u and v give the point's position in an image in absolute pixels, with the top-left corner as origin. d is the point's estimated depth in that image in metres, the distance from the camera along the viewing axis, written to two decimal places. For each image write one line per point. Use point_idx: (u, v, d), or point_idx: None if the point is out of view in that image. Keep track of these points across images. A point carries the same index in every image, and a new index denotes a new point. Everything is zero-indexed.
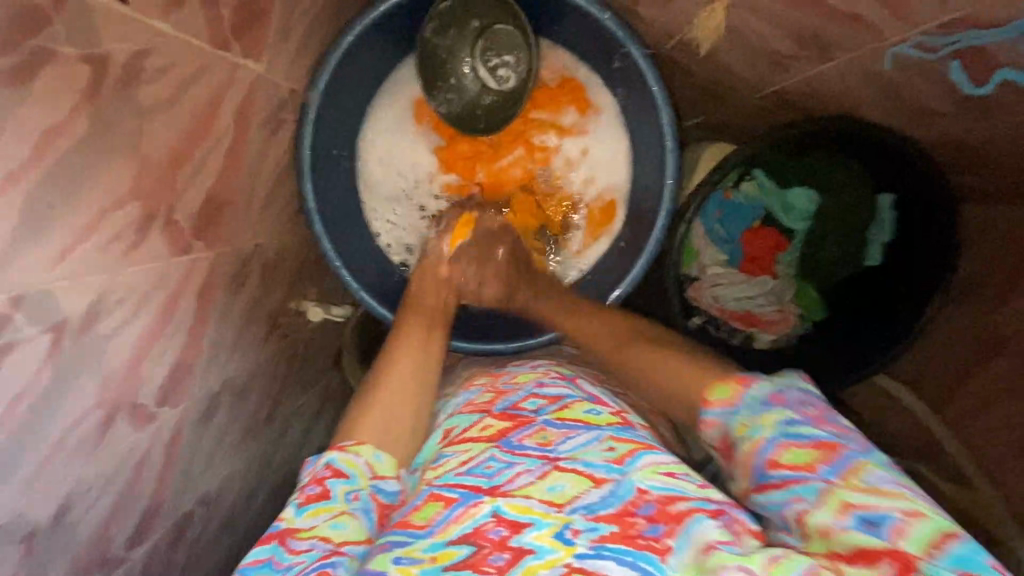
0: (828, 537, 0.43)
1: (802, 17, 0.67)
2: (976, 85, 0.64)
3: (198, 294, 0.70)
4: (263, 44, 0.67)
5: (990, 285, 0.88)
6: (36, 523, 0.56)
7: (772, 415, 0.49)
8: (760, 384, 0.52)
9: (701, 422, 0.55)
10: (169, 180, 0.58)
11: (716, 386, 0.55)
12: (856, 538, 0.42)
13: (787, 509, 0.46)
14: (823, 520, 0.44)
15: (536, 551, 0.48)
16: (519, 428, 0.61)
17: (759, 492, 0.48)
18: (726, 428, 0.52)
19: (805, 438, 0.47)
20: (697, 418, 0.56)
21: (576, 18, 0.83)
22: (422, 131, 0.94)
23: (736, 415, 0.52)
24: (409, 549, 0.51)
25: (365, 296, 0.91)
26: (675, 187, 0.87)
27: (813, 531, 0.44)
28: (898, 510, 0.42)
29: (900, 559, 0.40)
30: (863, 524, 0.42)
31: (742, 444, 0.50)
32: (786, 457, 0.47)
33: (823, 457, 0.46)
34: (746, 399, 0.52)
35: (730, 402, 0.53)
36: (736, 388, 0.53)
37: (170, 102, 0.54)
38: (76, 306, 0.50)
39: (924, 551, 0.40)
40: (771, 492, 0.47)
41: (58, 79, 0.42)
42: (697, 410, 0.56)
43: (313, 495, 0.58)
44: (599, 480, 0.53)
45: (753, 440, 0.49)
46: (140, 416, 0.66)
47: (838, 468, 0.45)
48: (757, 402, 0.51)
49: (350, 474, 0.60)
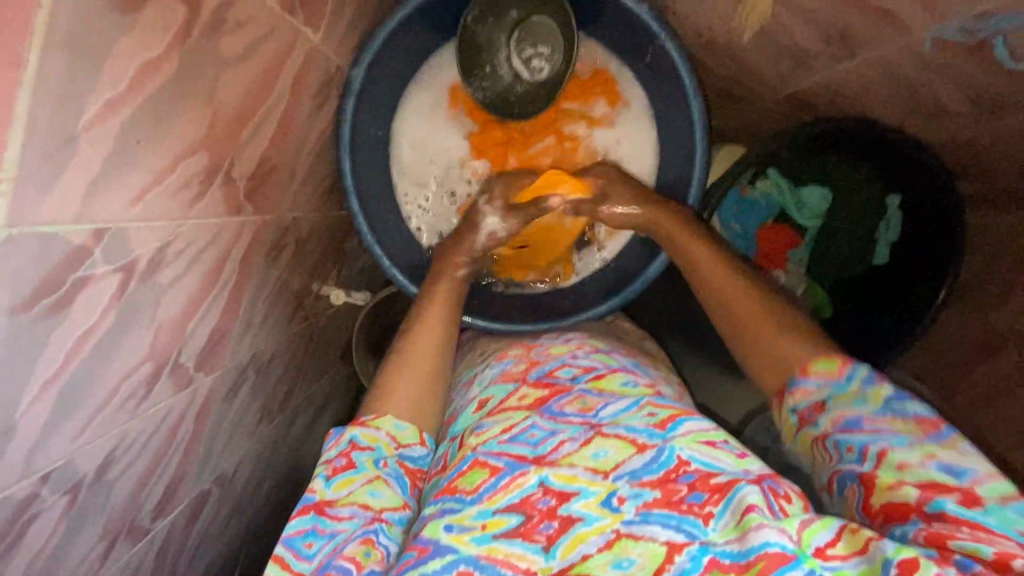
0: (903, 470, 0.46)
1: (833, 14, 0.71)
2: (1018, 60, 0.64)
3: (242, 259, 0.70)
4: (322, 16, 0.69)
5: (993, 281, 0.93)
6: (81, 476, 0.55)
7: (881, 392, 0.53)
8: (866, 367, 0.55)
9: (793, 389, 0.57)
10: (233, 136, 0.59)
11: (819, 359, 0.57)
12: (931, 475, 0.45)
13: (870, 445, 0.49)
14: (904, 457, 0.47)
15: (585, 518, 0.49)
16: (558, 396, 0.62)
17: (844, 434, 0.51)
18: (821, 396, 0.55)
19: (910, 413, 0.51)
20: (784, 386, 0.58)
21: (613, 12, 0.86)
22: (456, 117, 0.97)
23: (841, 386, 0.54)
24: (459, 517, 0.51)
25: (395, 273, 0.93)
26: (703, 174, 0.90)
27: (888, 463, 0.47)
28: (978, 469, 0.45)
29: (967, 493, 0.44)
30: (944, 469, 0.45)
31: (840, 406, 0.53)
32: (887, 422, 0.50)
33: (924, 428, 0.49)
34: (852, 375, 0.54)
35: (832, 375, 0.55)
36: (842, 365, 0.55)
37: (243, 58, 0.55)
38: (145, 250, 0.50)
39: (997, 497, 0.43)
40: (857, 434, 0.50)
41: (159, 16, 0.43)
42: (790, 377, 0.58)
43: (340, 467, 0.58)
44: (642, 446, 0.54)
45: (855, 405, 0.52)
46: (180, 377, 0.65)
47: (935, 437, 0.48)
48: (864, 379, 0.54)
49: (375, 446, 0.61)
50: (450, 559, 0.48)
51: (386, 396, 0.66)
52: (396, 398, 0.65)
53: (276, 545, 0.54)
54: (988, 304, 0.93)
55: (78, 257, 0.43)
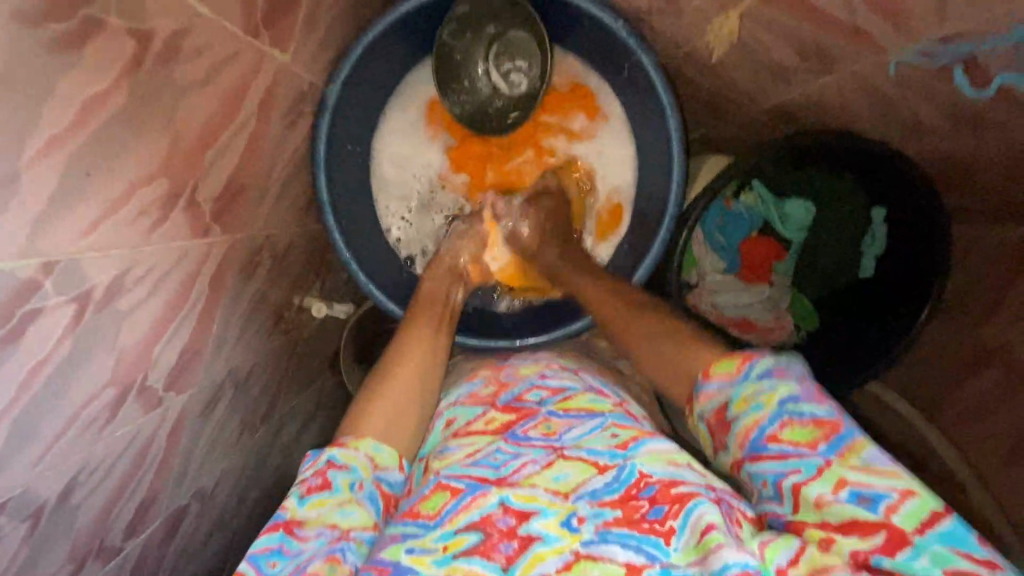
0: (821, 509, 0.44)
1: (806, 31, 0.69)
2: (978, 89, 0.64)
3: (213, 279, 0.69)
4: (291, 36, 0.68)
5: (978, 297, 0.90)
6: (42, 501, 0.55)
7: (776, 394, 0.47)
8: (763, 360, 0.49)
9: (697, 394, 0.52)
10: (196, 161, 0.59)
11: (718, 361, 0.52)
12: (849, 511, 0.42)
13: (782, 480, 0.45)
14: (818, 492, 0.44)
15: (544, 537, 0.48)
16: (524, 420, 0.61)
17: (753, 463, 0.47)
18: (723, 403, 0.50)
19: (806, 416, 0.46)
20: (692, 391, 0.54)
21: (588, 25, 0.85)
22: (434, 132, 0.97)
23: (736, 390, 0.49)
24: (422, 540, 0.50)
25: (373, 289, 0.93)
26: (680, 190, 0.89)
27: (807, 502, 0.44)
28: (892, 488, 0.42)
29: (892, 531, 0.41)
30: (858, 499, 0.42)
31: (741, 421, 0.48)
32: (786, 433, 0.46)
33: (824, 434, 0.45)
34: (748, 374, 0.49)
35: (729, 375, 0.50)
36: (739, 363, 0.50)
37: (202, 84, 0.55)
38: (101, 279, 0.50)
39: (915, 526, 0.41)
40: (766, 463, 0.46)
41: (105, 50, 0.43)
42: (694, 382, 0.53)
43: (315, 486, 0.56)
44: (603, 467, 0.53)
45: (753, 417, 0.47)
46: (149, 399, 0.65)
47: (836, 447, 0.44)
48: (758, 377, 0.49)
49: (351, 466, 0.58)
50: None
51: (376, 396, 0.65)
52: (372, 418, 0.63)
53: (241, 562, 0.51)
54: (970, 321, 0.91)
55: (26, 290, 0.44)
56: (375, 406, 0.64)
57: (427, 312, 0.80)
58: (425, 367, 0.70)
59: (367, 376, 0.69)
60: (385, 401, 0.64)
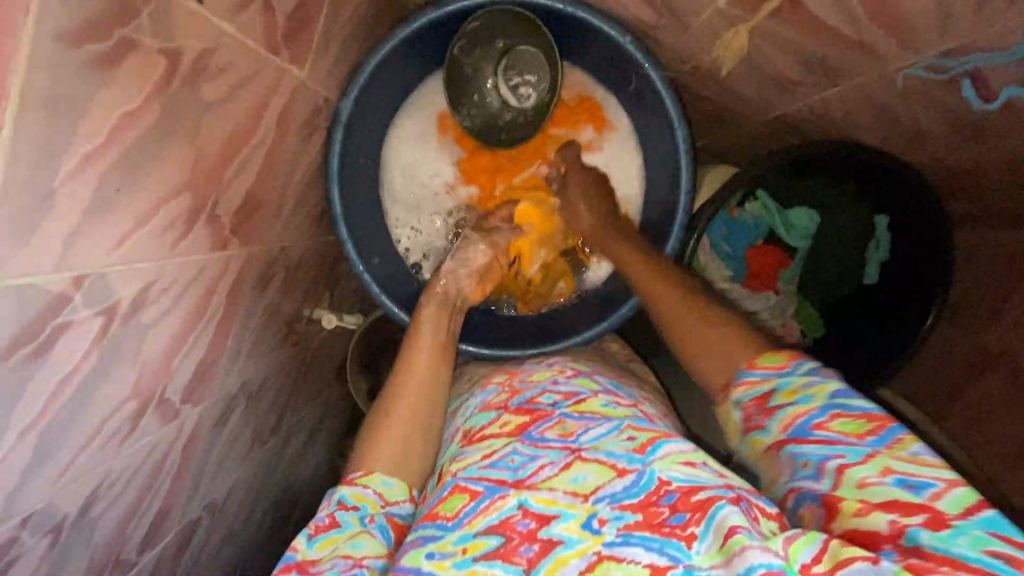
0: (863, 489, 0.46)
1: (813, 45, 0.71)
2: (984, 102, 0.66)
3: (229, 291, 0.70)
4: (308, 52, 0.69)
5: (982, 303, 0.91)
6: (63, 516, 0.55)
7: (826, 387, 0.53)
8: (809, 361, 0.56)
9: (738, 381, 0.58)
10: (216, 176, 0.59)
11: (767, 354, 0.58)
12: (893, 493, 0.45)
13: (826, 461, 0.49)
14: (862, 474, 0.47)
15: (565, 541, 0.48)
16: (539, 422, 0.60)
17: (797, 445, 0.51)
18: (768, 392, 0.55)
19: (856, 410, 0.51)
20: (732, 383, 0.59)
21: (596, 40, 0.86)
22: (444, 144, 0.98)
23: (785, 382, 0.55)
24: (440, 543, 0.50)
25: (385, 300, 0.93)
26: (688, 200, 0.90)
27: (849, 483, 0.47)
28: (938, 478, 0.45)
29: (932, 514, 0.43)
30: (903, 483, 0.45)
31: (788, 405, 0.53)
32: (835, 423, 0.50)
33: (873, 428, 0.49)
34: (797, 369, 0.55)
35: (778, 368, 0.56)
36: (787, 359, 0.56)
37: (225, 101, 0.56)
38: (127, 292, 0.51)
39: (959, 512, 0.43)
40: (810, 445, 0.50)
41: (138, 69, 0.44)
42: (738, 370, 0.59)
43: (324, 525, 0.56)
44: (622, 471, 0.52)
45: (802, 405, 0.52)
46: (166, 411, 0.65)
47: (885, 439, 0.48)
48: (808, 374, 0.54)
49: (360, 505, 0.58)
50: None
51: (391, 416, 0.66)
52: (385, 441, 0.64)
53: None
54: (975, 324, 0.92)
55: (57, 304, 0.44)
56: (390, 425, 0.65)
57: (427, 319, 0.79)
58: (433, 376, 0.71)
59: (381, 389, 0.71)
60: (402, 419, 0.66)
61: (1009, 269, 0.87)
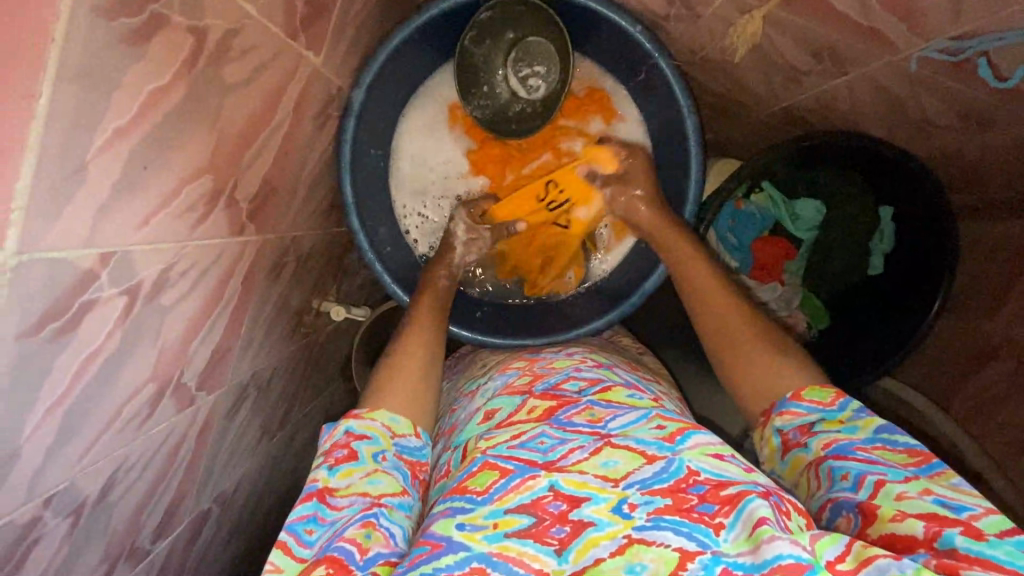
0: (900, 501, 0.46)
1: (822, 33, 0.72)
2: (999, 80, 0.65)
3: (245, 278, 0.70)
4: (323, 40, 0.70)
5: (985, 293, 0.93)
6: (83, 498, 0.55)
7: (871, 421, 0.55)
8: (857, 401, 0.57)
9: (782, 410, 0.59)
10: (236, 159, 0.60)
11: (812, 388, 0.59)
12: (931, 507, 0.45)
13: (864, 475, 0.49)
14: (901, 489, 0.47)
15: (597, 523, 0.48)
16: (566, 407, 0.61)
17: (837, 460, 0.52)
18: (811, 421, 0.57)
19: (900, 444, 0.52)
20: (774, 409, 0.61)
21: (607, 30, 0.86)
22: (455, 135, 0.98)
23: (831, 413, 0.57)
24: (471, 515, 0.49)
25: (395, 288, 0.94)
26: (698, 188, 0.91)
27: (886, 494, 0.47)
28: (977, 504, 0.45)
29: (969, 528, 0.43)
30: (943, 503, 0.45)
31: (830, 431, 0.55)
32: (878, 451, 0.52)
33: (915, 459, 0.50)
34: (844, 405, 0.57)
35: (824, 403, 0.58)
36: (834, 396, 0.58)
37: (246, 85, 0.56)
38: (150, 272, 0.51)
39: (997, 532, 0.43)
40: (850, 461, 0.51)
41: (166, 46, 0.45)
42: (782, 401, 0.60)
43: (342, 457, 0.57)
44: (652, 457, 0.53)
45: (846, 431, 0.54)
46: (182, 397, 0.65)
47: (928, 470, 0.49)
48: (855, 410, 0.56)
49: (371, 436, 0.60)
50: (463, 556, 0.47)
51: (392, 371, 0.68)
52: (391, 391, 0.65)
53: (281, 532, 0.53)
54: (983, 312, 0.93)
55: (85, 280, 0.44)
56: (395, 378, 0.67)
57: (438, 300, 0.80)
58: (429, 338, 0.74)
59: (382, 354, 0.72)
60: (406, 374, 0.67)
61: (1018, 261, 0.88)
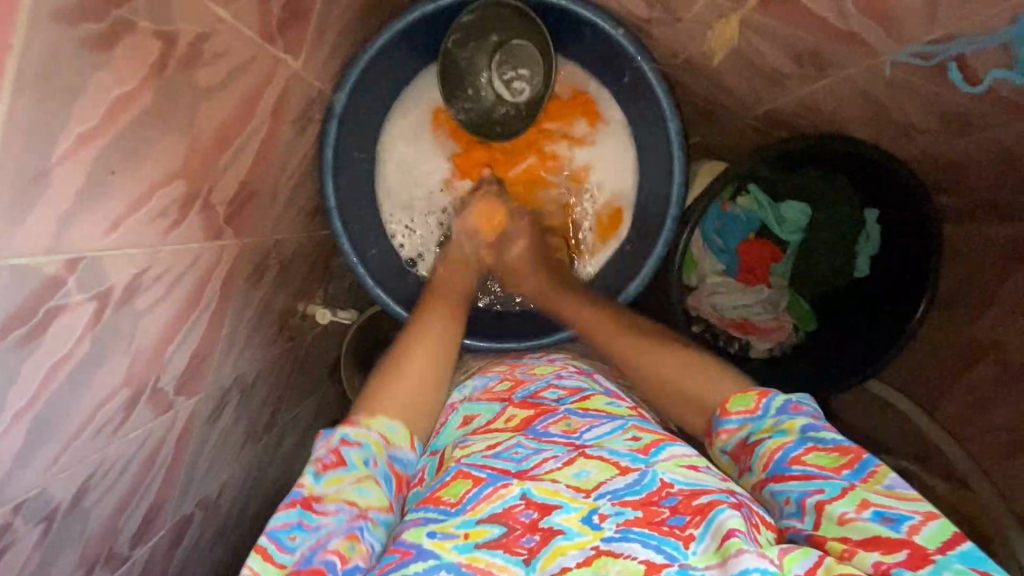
0: (843, 525, 0.45)
1: (801, 37, 0.72)
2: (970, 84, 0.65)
3: (223, 283, 0.69)
4: (303, 43, 0.70)
5: (970, 295, 0.93)
6: (56, 504, 0.55)
7: (795, 421, 0.53)
8: (778, 396, 0.56)
9: (720, 430, 0.58)
10: (211, 163, 0.59)
11: (736, 397, 0.59)
12: (873, 528, 0.44)
13: (805, 498, 0.48)
14: (842, 510, 0.46)
15: (565, 531, 0.48)
16: (544, 416, 0.61)
17: (778, 483, 0.51)
18: (746, 434, 0.56)
19: (828, 443, 0.51)
20: (714, 427, 0.60)
21: (591, 34, 0.87)
22: (439, 139, 0.98)
23: (758, 421, 0.55)
24: (443, 525, 0.49)
25: (379, 293, 0.94)
26: (682, 191, 0.91)
27: (829, 520, 0.46)
28: (915, 511, 0.45)
29: (914, 549, 0.43)
30: (881, 518, 0.45)
31: (763, 443, 0.53)
32: (810, 456, 0.50)
33: (846, 460, 0.49)
34: (767, 408, 0.56)
35: (750, 410, 0.57)
36: (757, 399, 0.57)
37: (219, 89, 0.56)
38: (121, 277, 0.51)
39: (938, 546, 0.43)
40: (790, 482, 0.50)
41: (133, 50, 0.44)
42: (716, 417, 0.60)
43: (331, 463, 0.55)
44: (625, 468, 0.52)
45: (777, 440, 0.52)
46: (160, 402, 0.65)
47: (860, 472, 0.48)
48: (778, 410, 0.55)
49: (364, 443, 0.57)
50: (432, 565, 0.46)
51: (397, 365, 0.67)
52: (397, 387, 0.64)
53: (260, 535, 0.50)
54: (968, 315, 0.93)
55: (51, 286, 0.44)
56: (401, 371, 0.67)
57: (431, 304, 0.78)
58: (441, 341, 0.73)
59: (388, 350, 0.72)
60: (413, 369, 0.67)
61: (1004, 264, 0.88)
